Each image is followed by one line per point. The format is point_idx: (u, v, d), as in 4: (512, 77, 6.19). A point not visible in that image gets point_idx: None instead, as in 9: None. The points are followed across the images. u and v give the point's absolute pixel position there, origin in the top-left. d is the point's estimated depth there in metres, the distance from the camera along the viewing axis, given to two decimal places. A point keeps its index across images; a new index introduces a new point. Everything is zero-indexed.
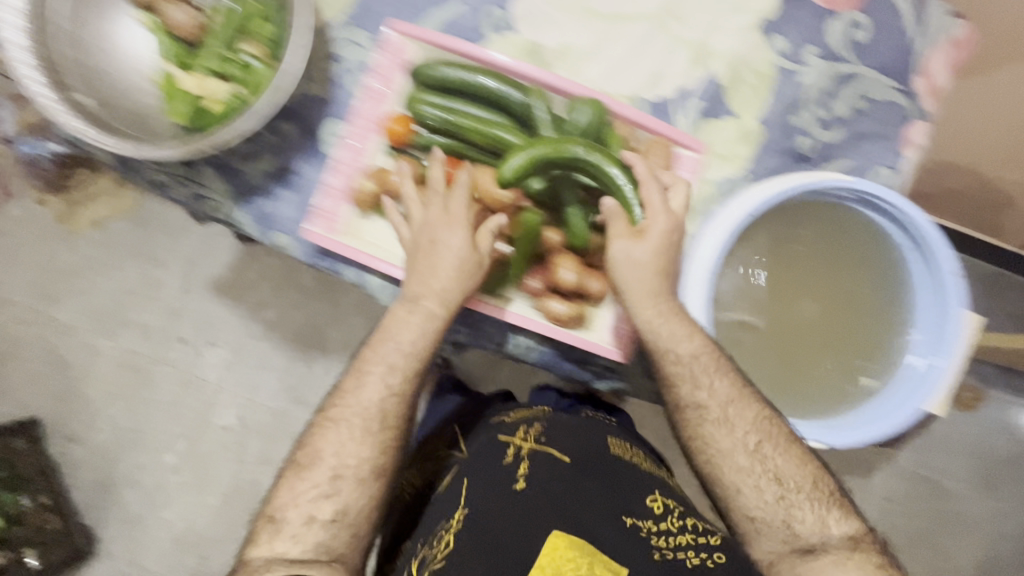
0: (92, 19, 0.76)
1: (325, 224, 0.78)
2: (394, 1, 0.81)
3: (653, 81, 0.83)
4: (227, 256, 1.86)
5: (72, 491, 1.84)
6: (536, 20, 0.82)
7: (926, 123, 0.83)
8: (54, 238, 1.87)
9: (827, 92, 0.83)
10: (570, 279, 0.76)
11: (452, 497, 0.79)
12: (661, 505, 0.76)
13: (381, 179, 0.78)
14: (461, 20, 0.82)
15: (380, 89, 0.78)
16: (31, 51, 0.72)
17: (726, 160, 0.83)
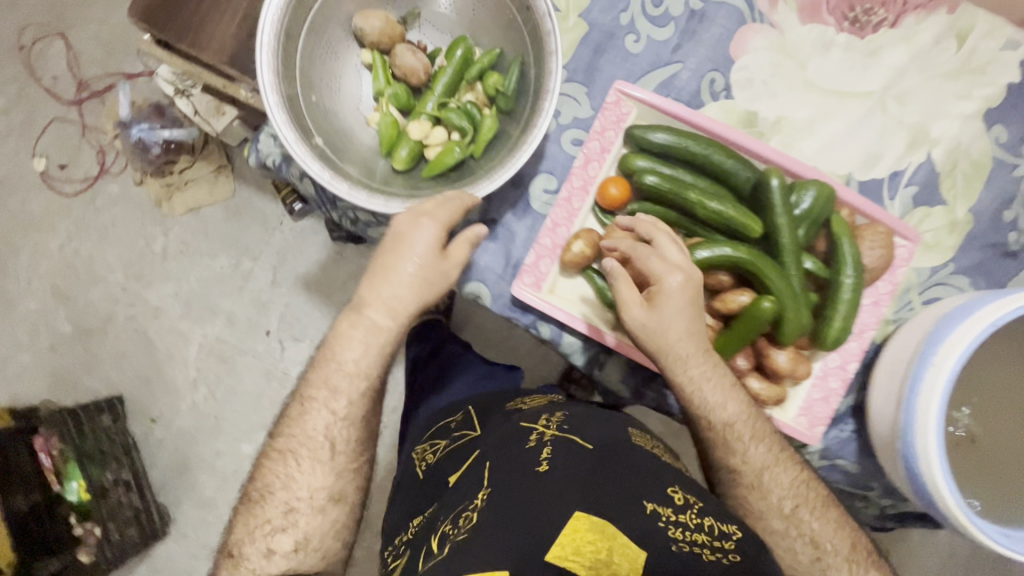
0: (322, 57, 0.75)
1: (532, 281, 0.78)
2: (616, 60, 0.81)
3: (868, 163, 0.81)
4: (319, 254, 1.86)
5: (151, 471, 1.84)
6: (755, 89, 0.81)
7: None
8: (150, 218, 1.88)
9: None
10: (781, 366, 0.74)
11: (475, 482, 0.71)
12: (681, 497, 0.65)
13: (593, 242, 0.77)
14: (679, 81, 0.81)
15: (598, 151, 0.78)
16: (276, 88, 0.68)
17: (931, 248, 0.81)
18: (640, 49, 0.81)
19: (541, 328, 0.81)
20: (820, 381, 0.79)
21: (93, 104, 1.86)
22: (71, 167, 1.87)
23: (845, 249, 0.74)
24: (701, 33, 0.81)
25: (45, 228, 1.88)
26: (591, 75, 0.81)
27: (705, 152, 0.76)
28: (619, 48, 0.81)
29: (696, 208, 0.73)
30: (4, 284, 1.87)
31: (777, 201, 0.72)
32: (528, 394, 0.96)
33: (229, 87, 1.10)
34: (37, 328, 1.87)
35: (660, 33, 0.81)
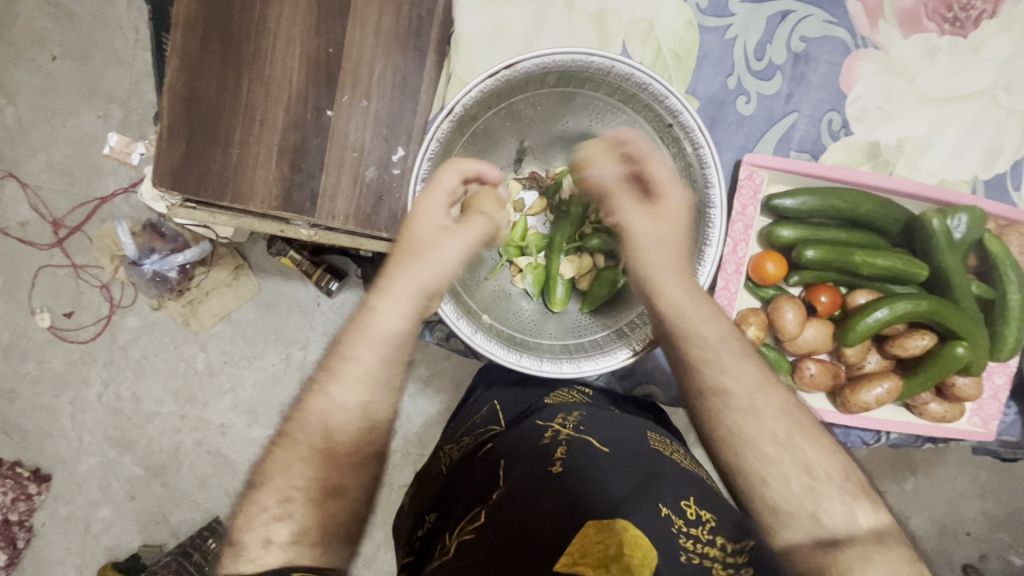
0: None
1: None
2: (732, 125, 0.77)
3: (991, 160, 0.81)
4: None
5: None
6: (872, 118, 0.79)
7: None
8: (177, 340, 1.51)
9: None
10: (964, 391, 0.77)
11: (487, 474, 0.69)
12: (694, 512, 0.60)
13: (763, 323, 0.76)
14: (798, 132, 0.78)
15: (743, 232, 0.76)
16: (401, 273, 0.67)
17: None
18: (752, 109, 0.77)
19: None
20: (987, 381, 0.82)
21: (78, 240, 1.49)
22: (77, 310, 1.50)
23: (1005, 263, 0.75)
24: (809, 75, 0.77)
25: (71, 381, 1.50)
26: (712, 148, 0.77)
27: (852, 206, 0.75)
28: (732, 114, 0.77)
29: (862, 267, 0.73)
30: (54, 447, 1.50)
31: (938, 243, 0.72)
32: (556, 391, 0.85)
33: (287, 230, 0.98)
34: (107, 480, 1.51)
35: (768, 86, 0.77)
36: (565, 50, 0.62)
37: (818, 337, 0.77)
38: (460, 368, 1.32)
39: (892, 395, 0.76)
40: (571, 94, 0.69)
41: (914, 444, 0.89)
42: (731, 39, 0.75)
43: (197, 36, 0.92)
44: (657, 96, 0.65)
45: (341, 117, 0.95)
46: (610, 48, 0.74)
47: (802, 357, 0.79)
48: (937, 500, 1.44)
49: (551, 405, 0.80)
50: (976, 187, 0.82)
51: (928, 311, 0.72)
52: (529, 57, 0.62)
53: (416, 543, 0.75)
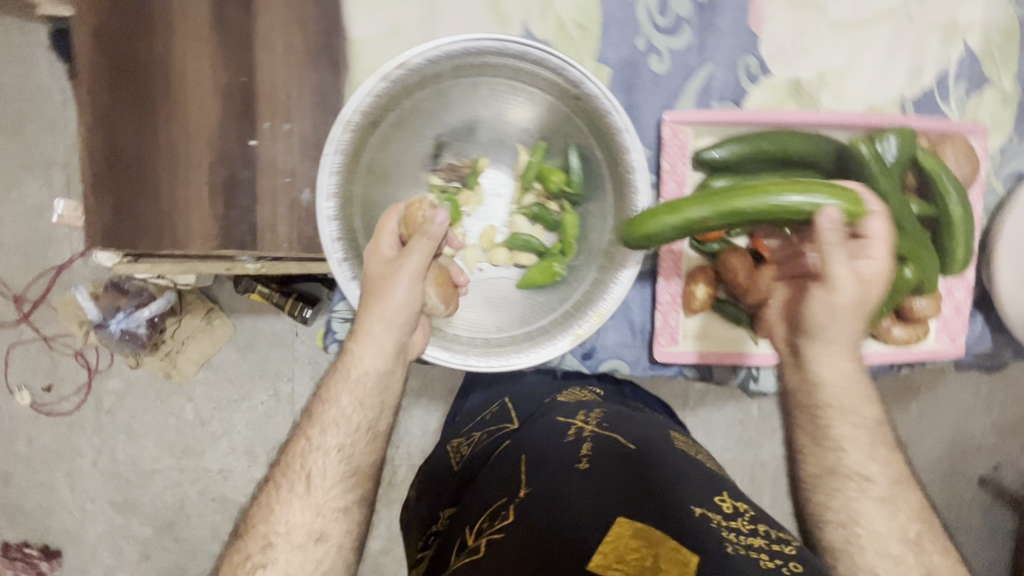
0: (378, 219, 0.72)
1: (667, 340, 0.78)
2: (648, 85, 0.76)
3: (914, 77, 0.80)
4: None
5: None
6: (788, 56, 0.78)
7: None
8: (161, 395, 1.49)
9: None
10: (920, 311, 0.77)
11: (502, 471, 0.71)
12: (730, 506, 0.63)
13: (710, 279, 0.78)
14: (717, 83, 0.77)
15: (677, 191, 0.75)
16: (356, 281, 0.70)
17: (994, 129, 0.82)
18: (667, 67, 0.76)
19: (690, 371, 0.81)
20: (948, 296, 0.81)
21: (45, 312, 1.46)
22: (55, 382, 1.48)
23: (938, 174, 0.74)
24: (717, 23, 0.76)
25: (63, 453, 1.49)
26: (633, 113, 0.76)
27: (781, 148, 0.74)
28: (647, 75, 0.76)
29: None
30: (60, 521, 1.49)
31: (875, 169, 0.71)
32: (569, 391, 0.85)
33: (234, 268, 0.96)
34: (118, 544, 1.51)
35: (677, 41, 0.76)
36: (454, 40, 0.64)
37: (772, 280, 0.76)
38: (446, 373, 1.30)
39: None
40: (471, 82, 0.69)
41: (891, 370, 0.88)
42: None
43: (104, 88, 0.89)
44: (560, 67, 0.66)
45: (268, 144, 0.93)
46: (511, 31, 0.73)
47: None
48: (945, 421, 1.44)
49: (571, 403, 0.82)
50: (904, 106, 0.81)
51: None
52: (418, 52, 0.62)
53: (432, 541, 0.75)
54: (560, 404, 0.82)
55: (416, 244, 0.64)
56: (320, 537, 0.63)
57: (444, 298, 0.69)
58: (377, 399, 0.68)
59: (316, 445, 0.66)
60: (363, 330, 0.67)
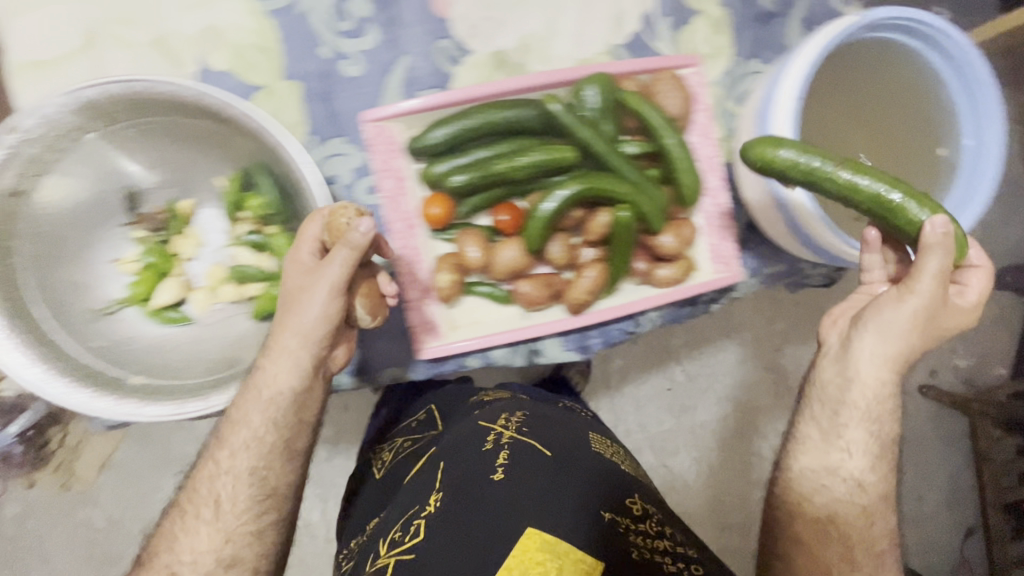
0: (59, 280, 0.66)
1: (429, 336, 0.66)
2: (341, 88, 0.65)
3: (618, 24, 0.67)
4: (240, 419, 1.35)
5: None
6: (479, 29, 0.67)
7: None
8: (63, 516, 1.17)
9: None
10: (672, 243, 0.66)
11: (421, 488, 0.67)
12: (638, 507, 0.66)
13: (455, 264, 0.65)
14: (419, 73, 0.66)
15: (393, 186, 0.65)
16: (22, 349, 0.59)
17: (719, 54, 0.68)
18: (361, 70, 0.66)
19: (469, 363, 0.68)
20: (712, 226, 0.68)
21: None
22: None
23: (650, 114, 0.64)
24: (400, 14, 0.66)
25: None
26: (336, 122, 0.65)
27: (484, 121, 0.63)
28: (340, 82, 0.65)
29: (511, 173, 0.64)
30: None
31: (573, 121, 0.63)
32: (490, 391, 0.82)
33: None
34: None
35: (361, 40, 0.65)
36: (84, 85, 0.57)
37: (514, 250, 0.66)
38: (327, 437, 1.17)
39: (599, 280, 0.66)
40: (144, 124, 0.65)
41: (693, 320, 0.75)
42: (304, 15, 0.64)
43: None
44: (198, 97, 0.58)
45: None
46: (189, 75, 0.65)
47: (514, 279, 0.67)
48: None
49: (494, 403, 0.78)
50: (619, 55, 0.68)
51: (581, 188, 0.63)
52: (46, 100, 0.57)
53: (351, 553, 0.72)
54: (483, 403, 0.78)
55: (337, 253, 0.55)
56: (231, 563, 0.61)
57: (372, 310, 0.60)
58: (292, 418, 0.61)
59: (224, 469, 0.62)
60: (278, 336, 0.59)
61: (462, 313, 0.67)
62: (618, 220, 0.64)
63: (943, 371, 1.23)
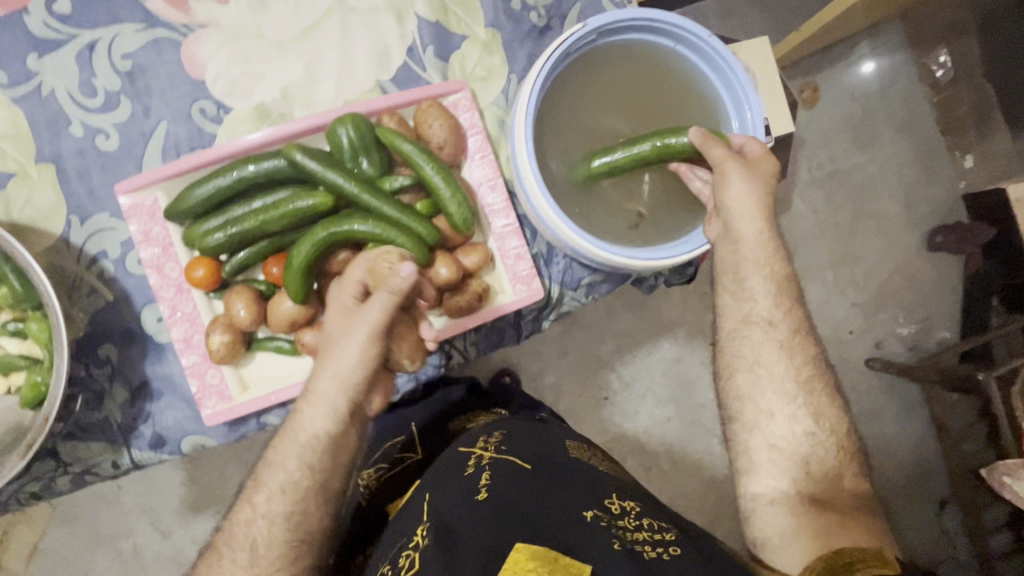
0: None
1: (217, 400, 0.62)
2: (96, 166, 0.62)
3: (382, 62, 0.67)
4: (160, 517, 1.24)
5: None
6: (239, 86, 0.64)
7: None
8: None
9: None
10: (452, 272, 0.63)
11: (410, 517, 0.61)
12: (617, 506, 0.59)
13: (227, 324, 0.60)
14: (180, 137, 0.63)
15: (159, 253, 0.61)
16: None
17: (488, 80, 0.70)
18: (118, 142, 0.63)
19: (270, 419, 0.64)
20: (503, 248, 0.67)
21: None
22: None
23: (410, 152, 0.61)
24: (152, 82, 0.63)
25: None
26: (96, 200, 0.62)
27: (236, 181, 0.60)
28: (96, 159, 0.62)
29: (264, 226, 0.59)
30: None
31: (319, 169, 0.59)
32: (474, 418, 0.77)
33: None
34: None
35: (111, 114, 0.63)
36: None
37: (283, 304, 0.60)
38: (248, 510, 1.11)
39: None
40: None
41: (518, 336, 0.74)
42: (50, 96, 0.62)
43: None
44: None
45: None
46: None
47: (296, 330, 0.62)
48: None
49: (474, 428, 0.72)
50: (386, 91, 0.67)
51: (333, 233, 0.58)
52: None
53: None
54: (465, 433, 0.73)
55: (375, 301, 0.55)
56: None
57: (411, 355, 0.61)
58: (329, 462, 0.59)
59: (261, 513, 0.58)
60: (312, 386, 0.58)
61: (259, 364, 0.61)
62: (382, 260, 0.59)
63: (889, 342, 1.28)
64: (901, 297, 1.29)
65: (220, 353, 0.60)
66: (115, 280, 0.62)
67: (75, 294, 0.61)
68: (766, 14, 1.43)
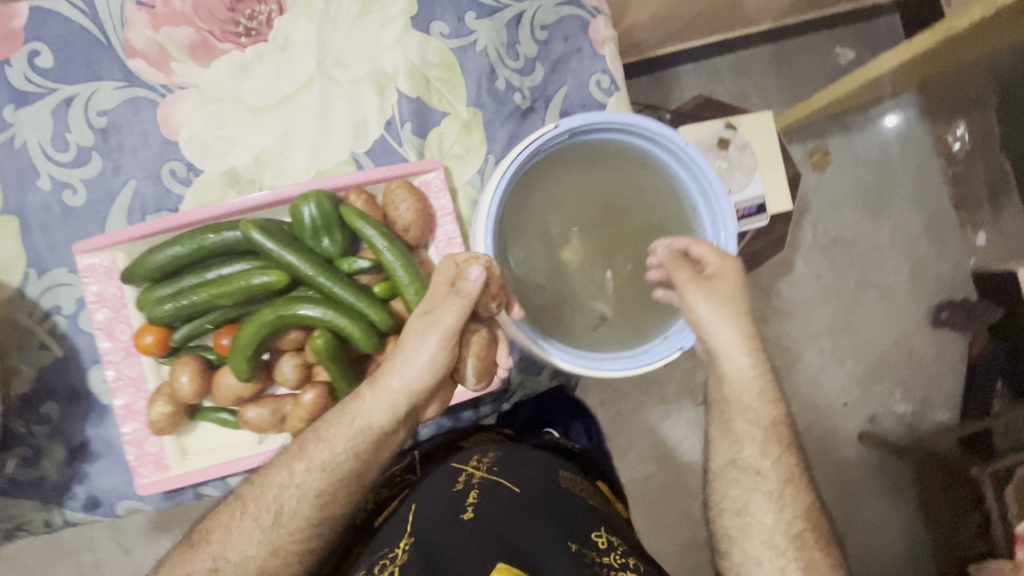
0: None
1: (153, 469, 0.61)
2: (60, 221, 0.62)
3: (359, 133, 0.67)
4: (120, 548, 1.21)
5: None
6: (214, 150, 0.64)
7: (604, 15, 0.71)
8: None
9: (508, 44, 0.70)
10: None
11: (394, 530, 0.59)
12: (605, 540, 0.57)
13: (170, 395, 0.59)
14: (147, 197, 0.63)
15: (112, 316, 0.60)
16: None
17: (465, 158, 0.69)
18: (85, 198, 0.62)
19: (206, 491, 0.63)
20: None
21: None
22: None
23: (370, 236, 0.60)
24: (127, 141, 0.63)
25: None
26: (56, 254, 0.62)
27: (192, 250, 0.59)
28: (62, 214, 0.62)
29: (213, 301, 0.58)
30: None
31: (273, 247, 0.58)
32: (468, 435, 0.74)
33: None
34: None
35: (81, 170, 0.62)
36: None
37: (229, 381, 0.60)
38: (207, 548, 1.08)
39: (319, 405, 0.60)
40: None
41: (473, 419, 0.75)
42: (23, 148, 0.62)
43: None
44: None
45: None
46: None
47: (241, 405, 0.61)
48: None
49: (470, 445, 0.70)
50: (360, 163, 0.67)
51: (278, 317, 0.57)
52: None
53: None
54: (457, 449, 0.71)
55: (444, 312, 0.50)
56: None
57: (479, 373, 0.53)
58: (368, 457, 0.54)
59: (292, 482, 0.53)
60: (379, 379, 0.52)
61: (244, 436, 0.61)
62: (326, 346, 0.57)
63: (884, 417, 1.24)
64: (899, 372, 1.26)
65: (160, 424, 0.59)
66: (65, 336, 0.61)
67: (27, 345, 0.61)
68: (781, 80, 1.43)
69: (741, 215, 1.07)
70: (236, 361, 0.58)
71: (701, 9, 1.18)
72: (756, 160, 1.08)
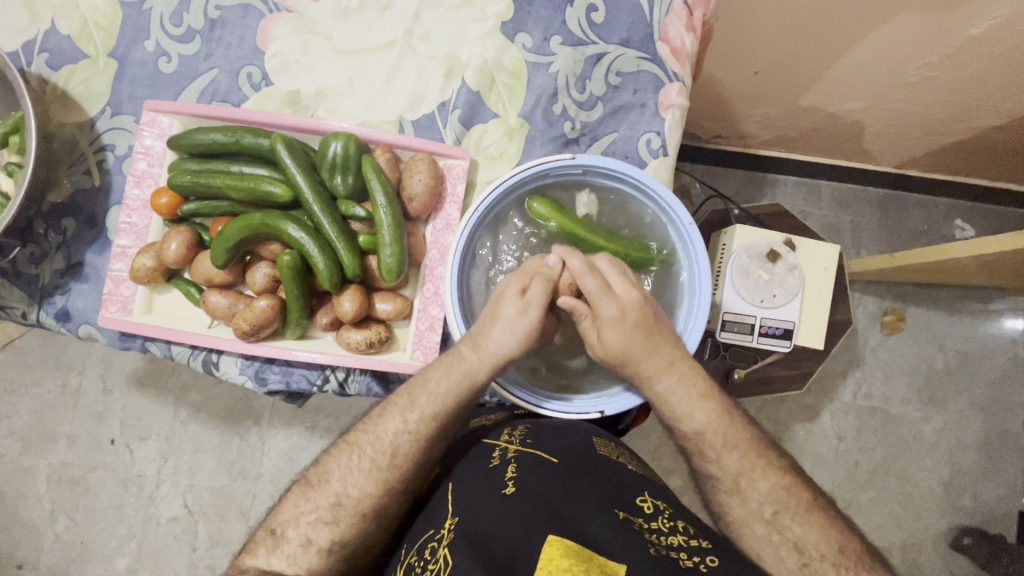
0: None
1: (117, 308, 0.66)
2: (145, 80, 0.71)
3: (414, 102, 0.72)
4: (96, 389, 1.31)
5: None
6: (290, 71, 0.71)
7: (680, 82, 0.72)
8: None
9: (580, 76, 0.72)
10: (350, 309, 0.64)
11: (437, 509, 0.58)
12: (649, 505, 0.55)
13: (157, 254, 0.66)
14: (219, 87, 0.71)
15: (144, 170, 0.68)
16: None
17: (497, 160, 0.72)
18: (174, 68, 0.71)
19: (151, 348, 0.68)
20: (422, 313, 0.68)
21: None
22: None
23: (375, 190, 0.64)
24: (227, 37, 0.71)
25: None
26: (131, 104, 0.71)
27: (230, 141, 0.66)
28: (151, 75, 0.71)
29: (226, 189, 0.65)
30: None
31: (290, 165, 0.63)
32: (488, 415, 0.72)
33: None
34: None
35: (183, 45, 0.71)
36: None
37: (208, 262, 0.66)
38: (165, 415, 1.18)
39: (265, 315, 0.63)
40: None
41: None
42: (147, 12, 0.71)
43: None
44: None
45: None
46: (40, 26, 0.71)
47: (210, 287, 0.67)
48: (886, 527, 1.22)
49: (497, 421, 0.68)
50: (403, 128, 0.72)
51: (263, 226, 0.63)
52: None
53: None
54: (486, 425, 0.69)
55: (535, 288, 0.61)
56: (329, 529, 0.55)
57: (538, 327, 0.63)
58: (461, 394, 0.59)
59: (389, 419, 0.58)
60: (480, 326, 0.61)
61: (271, 349, 0.65)
62: (293, 268, 0.63)
63: None
64: None
65: (140, 276, 0.66)
66: (107, 171, 0.71)
67: (79, 167, 0.71)
68: (883, 227, 1.34)
69: (763, 331, 1.01)
70: (219, 247, 0.63)
71: (818, 125, 1.13)
72: (801, 284, 1.01)
